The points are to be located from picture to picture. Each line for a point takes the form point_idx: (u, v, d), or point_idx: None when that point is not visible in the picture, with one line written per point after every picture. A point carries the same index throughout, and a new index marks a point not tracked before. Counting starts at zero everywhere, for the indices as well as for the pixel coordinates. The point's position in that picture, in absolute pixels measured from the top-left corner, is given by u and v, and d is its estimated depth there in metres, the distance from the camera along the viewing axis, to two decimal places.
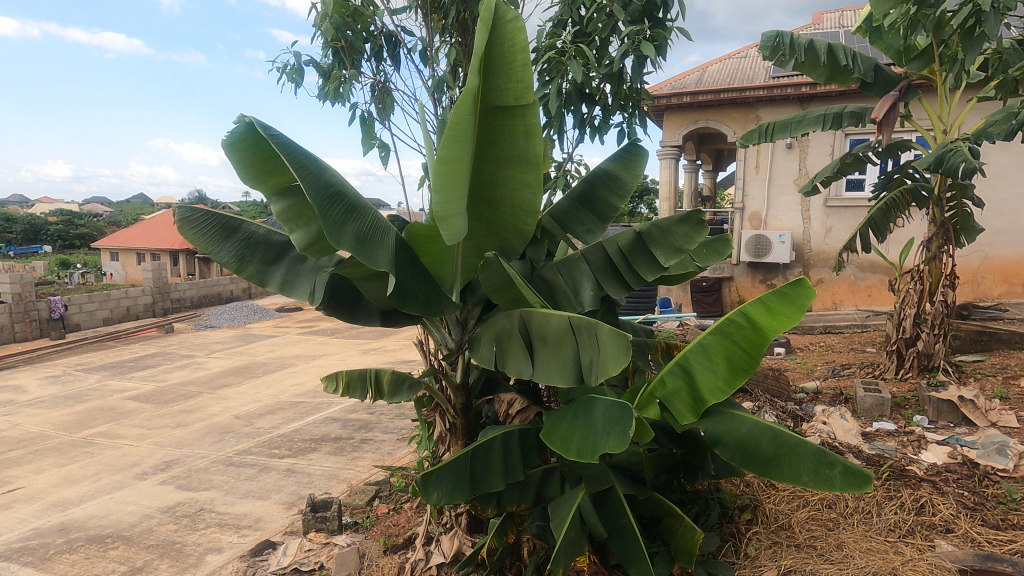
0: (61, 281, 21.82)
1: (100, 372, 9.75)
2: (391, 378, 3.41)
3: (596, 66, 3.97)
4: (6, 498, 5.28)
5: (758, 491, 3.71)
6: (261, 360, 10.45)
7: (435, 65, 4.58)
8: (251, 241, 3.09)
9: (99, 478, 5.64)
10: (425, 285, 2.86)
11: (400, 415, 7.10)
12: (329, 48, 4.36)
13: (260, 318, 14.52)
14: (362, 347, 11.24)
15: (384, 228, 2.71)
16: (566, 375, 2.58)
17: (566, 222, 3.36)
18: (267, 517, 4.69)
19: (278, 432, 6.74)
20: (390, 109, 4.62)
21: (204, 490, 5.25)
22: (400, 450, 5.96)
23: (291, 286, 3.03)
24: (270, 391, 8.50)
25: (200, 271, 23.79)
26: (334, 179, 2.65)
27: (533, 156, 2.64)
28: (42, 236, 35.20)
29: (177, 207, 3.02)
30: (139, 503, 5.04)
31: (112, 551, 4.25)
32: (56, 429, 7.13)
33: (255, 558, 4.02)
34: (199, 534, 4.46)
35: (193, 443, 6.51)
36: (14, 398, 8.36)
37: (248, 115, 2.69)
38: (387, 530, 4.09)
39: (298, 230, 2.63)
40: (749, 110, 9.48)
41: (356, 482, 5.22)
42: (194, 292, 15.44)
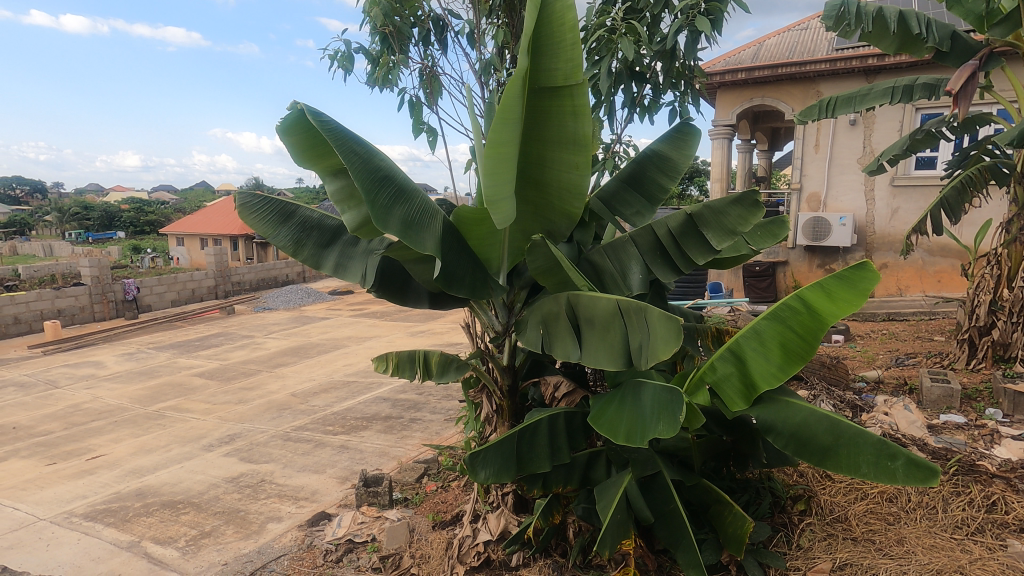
0: (134, 265, 23.29)
1: (170, 350, 10.40)
2: (439, 359, 3.54)
3: (648, 43, 3.87)
4: (90, 464, 5.74)
5: (813, 482, 3.59)
6: (315, 341, 10.86)
7: (482, 47, 4.57)
8: (306, 225, 3.20)
9: (170, 449, 6.04)
10: (472, 267, 2.89)
11: (448, 396, 7.25)
12: (377, 35, 4.40)
13: (314, 301, 15.07)
14: (410, 329, 11.50)
15: (432, 212, 2.75)
16: (614, 358, 2.57)
17: (614, 204, 3.29)
18: (323, 490, 4.91)
19: (332, 410, 7.02)
20: (438, 94, 4.66)
21: (264, 462, 5.54)
22: (447, 430, 6.10)
23: (344, 268, 3.13)
24: (323, 371, 8.85)
25: (259, 256, 24.89)
26: (383, 164, 2.70)
27: (582, 137, 2.60)
28: (116, 223, 37.73)
29: (237, 193, 3.16)
30: (206, 473, 5.38)
31: (183, 516, 4.56)
32: (132, 402, 7.67)
33: (313, 528, 4.24)
34: (261, 503, 4.72)
35: (253, 418, 6.87)
36: (95, 373, 9.05)
37: (300, 101, 2.76)
38: (435, 507, 4.22)
39: (349, 211, 2.70)
40: (809, 85, 9.00)
41: (405, 460, 5.38)
42: (253, 275, 16.16)
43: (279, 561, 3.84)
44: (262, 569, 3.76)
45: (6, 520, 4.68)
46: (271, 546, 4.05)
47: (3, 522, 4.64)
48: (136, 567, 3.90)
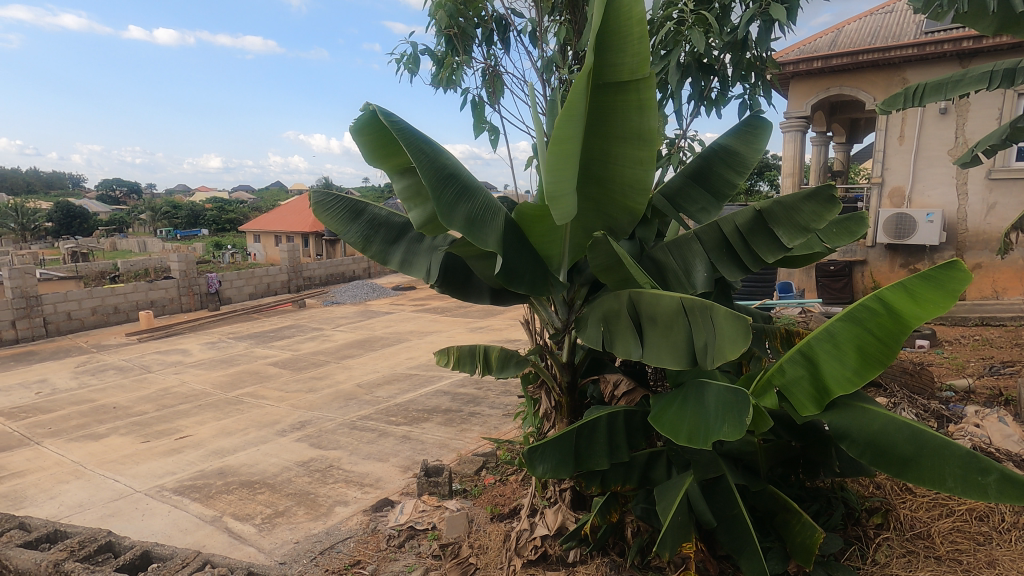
0: (216, 261, 24.96)
1: (247, 340, 11.09)
2: (499, 355, 3.61)
3: (718, 34, 3.77)
4: (178, 443, 6.23)
5: (891, 495, 3.38)
6: (380, 334, 11.26)
7: (545, 44, 4.59)
8: (374, 223, 3.33)
9: (247, 432, 6.46)
10: (533, 264, 2.92)
11: (506, 392, 7.33)
12: (442, 37, 4.50)
13: (379, 296, 15.62)
14: (470, 324, 11.69)
15: (495, 209, 2.80)
16: (677, 357, 2.53)
17: (678, 200, 3.22)
18: (386, 478, 5.10)
19: (396, 401, 7.27)
20: (500, 93, 4.71)
21: (332, 449, 5.82)
22: (506, 425, 6.17)
23: (409, 264, 3.24)
24: (387, 363, 9.16)
25: (328, 253, 26.07)
26: (449, 163, 2.77)
27: (648, 131, 2.57)
28: (201, 221, 40.67)
29: (312, 191, 3.34)
30: (279, 456, 5.72)
31: (259, 496, 4.88)
32: (214, 387, 8.26)
33: (376, 514, 4.42)
34: (329, 487, 4.97)
35: (322, 407, 7.22)
36: (182, 359, 9.79)
37: (372, 102, 2.87)
38: (493, 500, 4.30)
39: (415, 209, 2.80)
40: (893, 72, 8.42)
41: (464, 452, 5.51)
42: (323, 271, 16.93)
43: (346, 543, 4.02)
44: (330, 549, 3.95)
45: (107, 490, 5.16)
46: (338, 528, 4.26)
47: (105, 492, 5.12)
48: (218, 540, 4.20)
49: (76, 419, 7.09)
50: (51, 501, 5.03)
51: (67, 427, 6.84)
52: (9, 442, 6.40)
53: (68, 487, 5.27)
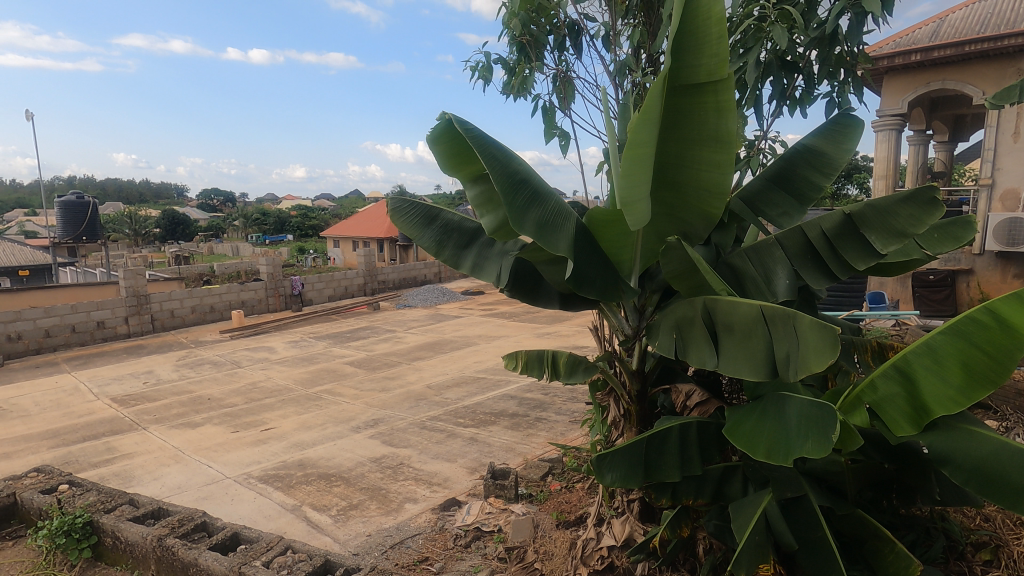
0: (299, 265, 26.54)
1: (326, 340, 11.68)
2: (567, 360, 3.58)
3: (803, 30, 3.59)
4: (264, 435, 6.66)
5: (1002, 529, 3.06)
6: (449, 338, 11.52)
7: (617, 48, 4.55)
8: (447, 228, 3.42)
9: (325, 427, 6.79)
10: (603, 269, 2.89)
11: (573, 399, 7.27)
12: (514, 45, 4.56)
13: (449, 300, 16.00)
14: (537, 330, 11.70)
15: (566, 214, 2.81)
16: (755, 368, 2.42)
17: (758, 204, 3.08)
18: (454, 478, 5.20)
19: (464, 403, 7.41)
20: (571, 98, 4.71)
21: (403, 447, 6.01)
22: (573, 432, 6.12)
23: (481, 269, 3.30)
24: (455, 366, 9.35)
25: (401, 258, 27.02)
26: (521, 169, 2.80)
27: (726, 134, 2.49)
28: (287, 228, 43.40)
29: (390, 198, 3.48)
30: (353, 452, 5.97)
31: (335, 488, 5.12)
32: (296, 383, 8.76)
33: (444, 512, 4.52)
34: (400, 484, 5.14)
35: (394, 406, 7.48)
36: (268, 356, 10.47)
37: (448, 111, 2.96)
38: (559, 506, 4.28)
39: (488, 215, 2.86)
40: (1007, 63, 7.64)
41: (531, 457, 5.52)
42: (396, 275, 17.55)
43: (414, 539, 4.12)
44: (400, 544, 4.07)
45: (202, 475, 5.60)
46: (408, 524, 4.39)
47: (200, 477, 5.56)
48: (298, 528, 4.44)
49: (176, 408, 7.74)
50: (154, 481, 5.52)
51: (169, 415, 7.48)
52: (121, 426, 7.09)
53: (168, 469, 5.77)
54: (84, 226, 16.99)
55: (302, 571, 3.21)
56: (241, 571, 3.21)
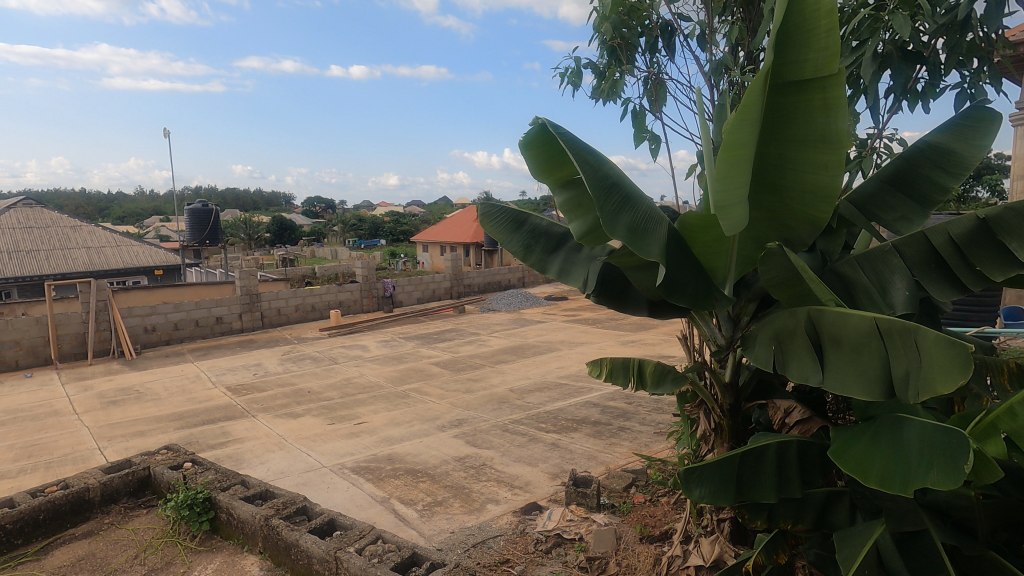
0: (390, 268, 27.82)
1: (414, 340, 12.15)
2: (655, 369, 3.48)
3: (929, 16, 3.26)
4: (357, 428, 7.04)
5: None
6: (532, 342, 11.58)
7: (714, 47, 4.38)
8: (535, 232, 3.46)
9: (412, 424, 7.06)
10: (696, 276, 2.78)
11: (658, 409, 7.05)
12: (605, 49, 4.52)
13: (532, 304, 16.10)
14: (621, 337, 11.47)
15: (657, 218, 2.74)
16: (867, 387, 2.23)
17: (872, 206, 2.83)
18: (535, 483, 5.21)
19: (546, 408, 7.42)
20: (663, 100, 4.60)
21: (486, 448, 6.12)
22: (658, 444, 5.93)
23: (567, 273, 3.29)
24: (537, 371, 9.38)
25: (486, 262, 27.56)
26: (611, 172, 2.77)
27: (835, 133, 2.32)
28: (381, 233, 45.81)
29: (479, 203, 3.56)
30: (438, 450, 6.16)
31: (421, 484, 5.30)
32: (386, 381, 9.19)
33: (525, 516, 4.54)
34: (482, 484, 5.23)
35: (477, 408, 7.63)
36: (362, 354, 11.08)
37: (540, 117, 2.99)
38: (643, 520, 4.16)
39: (577, 219, 2.85)
40: None
41: (613, 467, 5.41)
42: (482, 279, 17.93)
43: (496, 540, 4.17)
44: (481, 544, 4.14)
45: (302, 462, 6.02)
46: (489, 525, 4.45)
47: (300, 464, 5.98)
48: (386, 519, 4.64)
49: (281, 399, 8.39)
50: (261, 465, 6.00)
51: (274, 405, 8.11)
52: (234, 413, 7.79)
53: (273, 455, 6.26)
54: (207, 231, 18.90)
55: (391, 561, 3.35)
56: (337, 556, 3.41)
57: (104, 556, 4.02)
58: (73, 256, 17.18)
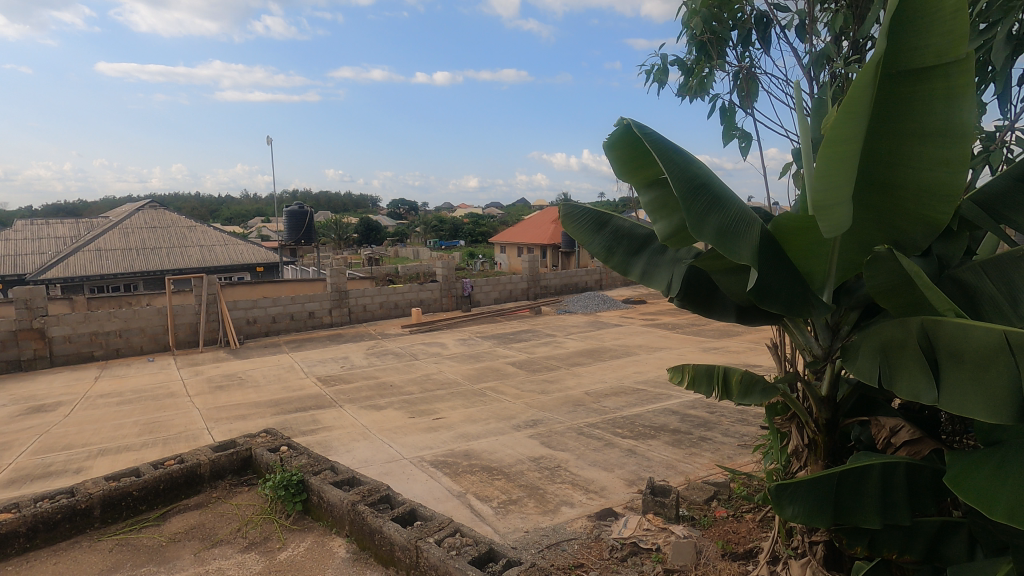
0: (468, 269, 28.39)
1: (491, 340, 12.33)
2: (742, 379, 3.31)
3: None
4: (435, 423, 7.25)
5: None
6: (608, 346, 11.39)
7: (814, 37, 4.10)
8: (618, 234, 3.40)
9: (489, 422, 7.18)
10: (791, 281, 2.62)
11: (743, 421, 6.70)
12: (693, 45, 4.36)
13: (610, 307, 15.85)
14: (703, 344, 11.01)
15: (749, 220, 2.61)
16: (993, 408, 2.00)
17: (999, 206, 2.55)
18: (611, 488, 5.13)
19: (623, 413, 7.28)
20: (755, 95, 4.37)
21: (561, 450, 6.10)
22: (742, 457, 5.64)
23: (651, 276, 3.22)
24: (614, 375, 9.22)
25: (562, 264, 27.48)
26: (700, 172, 2.68)
27: (957, 126, 2.10)
28: (461, 233, 46.97)
29: (561, 204, 3.54)
30: (514, 449, 6.21)
31: (497, 481, 5.38)
32: (464, 379, 9.40)
33: (600, 522, 4.47)
34: (557, 486, 5.21)
35: (552, 409, 7.62)
36: (441, 352, 11.40)
37: (626, 117, 2.95)
38: (726, 535, 3.98)
39: (662, 220, 2.78)
40: None
41: (694, 478, 5.21)
42: (558, 280, 17.88)
43: (570, 543, 4.15)
44: (556, 545, 4.13)
45: (384, 453, 6.28)
46: (564, 527, 4.43)
47: (383, 454, 6.25)
48: (463, 514, 4.75)
49: (366, 391, 8.81)
50: (347, 453, 6.33)
51: (359, 397, 8.54)
52: (323, 402, 8.28)
53: (358, 444, 6.58)
54: (302, 231, 20.23)
55: (469, 554, 3.42)
56: (418, 545, 3.53)
57: (212, 527, 4.41)
58: (188, 253, 18.99)
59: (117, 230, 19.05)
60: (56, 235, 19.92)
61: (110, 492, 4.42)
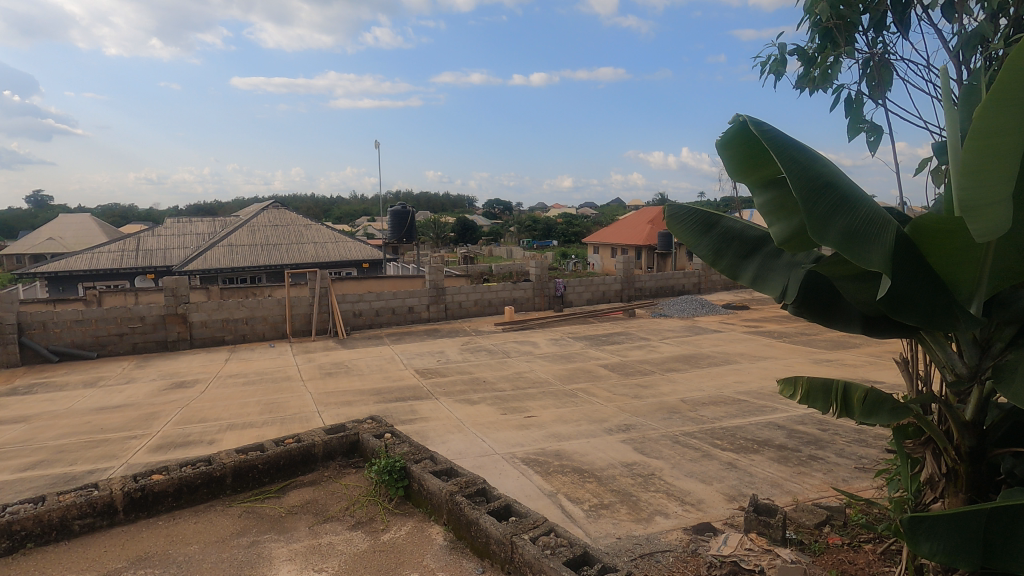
0: (561, 269, 28.35)
1: (583, 341, 12.24)
2: (865, 397, 3.01)
3: None
4: (526, 421, 7.32)
5: None
6: (707, 353, 10.88)
7: (965, 16, 3.64)
8: (728, 236, 3.23)
9: (580, 424, 7.12)
10: (930, 290, 2.35)
11: (861, 442, 6.11)
12: (816, 31, 4.03)
13: (709, 312, 15.14)
14: (814, 355, 10.18)
15: (882, 221, 2.37)
16: None
17: None
18: (708, 502, 4.89)
19: (722, 424, 6.92)
20: (889, 84, 3.95)
21: (654, 458, 5.92)
22: (860, 481, 5.15)
23: (763, 281, 3.03)
24: (713, 383, 8.79)
25: (657, 266, 26.67)
26: (825, 170, 2.48)
27: None
28: (554, 233, 47.14)
29: (666, 205, 3.42)
30: (606, 452, 6.12)
31: (588, 484, 5.33)
32: (556, 379, 9.40)
33: (698, 536, 4.28)
34: (650, 495, 5.06)
35: (646, 415, 7.41)
36: (533, 350, 11.49)
37: (742, 113, 2.82)
38: (841, 565, 3.65)
39: (779, 223, 2.60)
40: None
41: (803, 499, 4.84)
42: (654, 283, 17.36)
43: (665, 555, 4.01)
44: (649, 556, 4.02)
45: (477, 446, 6.44)
46: (658, 538, 4.30)
47: (476, 448, 6.42)
48: (554, 514, 4.75)
49: (460, 385, 9.10)
50: (443, 444, 6.57)
51: (454, 390, 8.83)
52: (421, 394, 8.65)
53: (453, 436, 6.81)
54: (404, 231, 21.25)
55: (564, 555, 3.41)
56: (513, 540, 3.59)
57: (324, 503, 4.77)
58: (304, 249, 20.66)
59: (246, 227, 21.16)
60: (197, 232, 22.52)
61: (239, 463, 4.92)
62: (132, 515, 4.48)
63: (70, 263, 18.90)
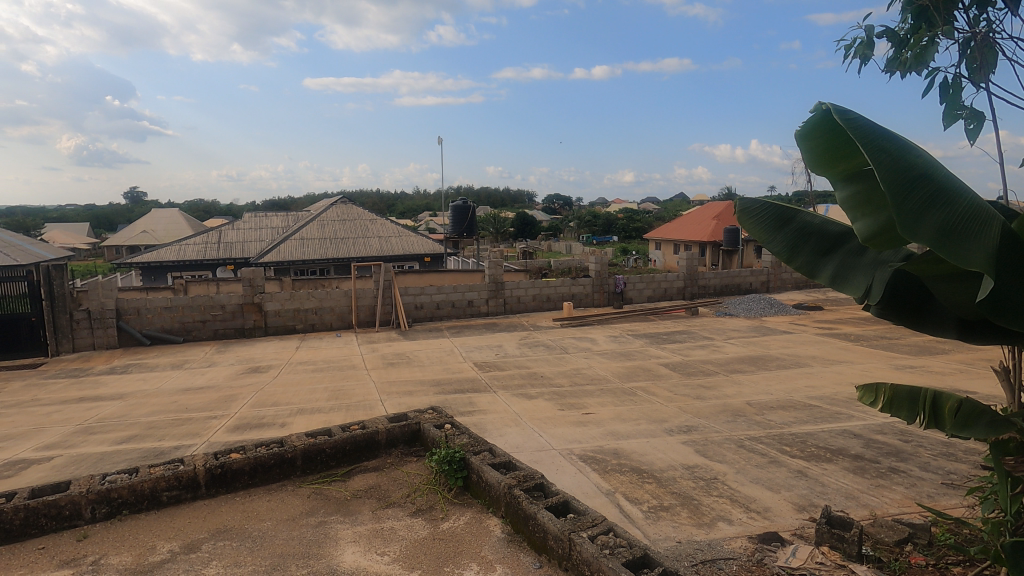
0: (621, 265, 27.87)
1: (643, 339, 11.98)
2: (957, 407, 2.77)
3: None
4: (584, 418, 7.26)
5: None
6: (775, 354, 10.38)
7: None
8: (805, 231, 3.05)
9: (639, 423, 6.99)
10: None
11: (949, 456, 5.64)
12: (909, 10, 3.73)
13: (778, 313, 14.44)
14: (896, 361, 9.48)
15: (986, 216, 2.17)
16: None
17: None
18: (776, 511, 4.67)
19: (791, 430, 6.58)
20: (993, 65, 3.60)
21: (718, 461, 5.71)
22: (947, 498, 4.76)
23: (845, 280, 2.86)
24: (782, 387, 8.38)
25: (722, 263, 25.72)
26: (918, 160, 2.30)
27: None
28: (614, 229, 46.40)
29: (738, 199, 3.26)
30: (666, 453, 5.98)
31: (647, 485, 5.22)
32: (614, 376, 9.27)
33: (764, 545, 4.09)
34: (713, 499, 4.89)
35: (709, 417, 7.17)
36: (591, 347, 11.37)
37: (825, 102, 2.67)
38: None
39: (862, 218, 2.43)
40: None
41: (881, 514, 4.53)
42: (718, 280, 16.74)
43: (728, 563, 3.87)
44: (711, 562, 3.89)
45: (534, 441, 6.46)
46: (721, 544, 4.15)
47: (533, 442, 6.43)
48: (612, 512, 4.69)
49: (518, 379, 9.15)
50: (500, 436, 6.63)
51: (512, 384, 8.88)
52: (479, 386, 8.77)
53: (510, 430, 6.85)
54: (465, 226, 21.53)
55: (623, 556, 3.35)
56: (571, 538, 3.57)
57: (387, 489, 4.93)
58: (370, 243, 21.38)
59: (316, 222, 22.14)
60: (271, 226, 23.77)
61: (309, 446, 5.16)
62: (213, 490, 4.79)
63: (160, 254, 20.44)
